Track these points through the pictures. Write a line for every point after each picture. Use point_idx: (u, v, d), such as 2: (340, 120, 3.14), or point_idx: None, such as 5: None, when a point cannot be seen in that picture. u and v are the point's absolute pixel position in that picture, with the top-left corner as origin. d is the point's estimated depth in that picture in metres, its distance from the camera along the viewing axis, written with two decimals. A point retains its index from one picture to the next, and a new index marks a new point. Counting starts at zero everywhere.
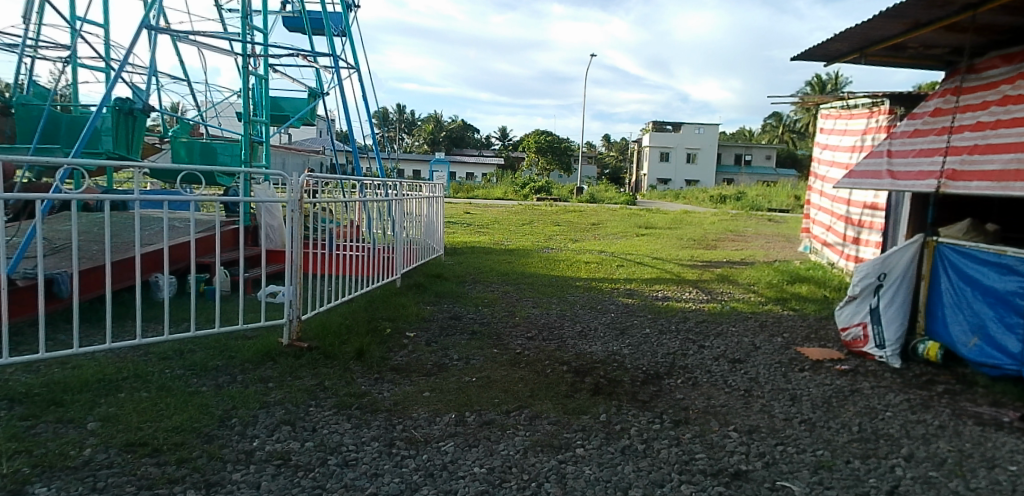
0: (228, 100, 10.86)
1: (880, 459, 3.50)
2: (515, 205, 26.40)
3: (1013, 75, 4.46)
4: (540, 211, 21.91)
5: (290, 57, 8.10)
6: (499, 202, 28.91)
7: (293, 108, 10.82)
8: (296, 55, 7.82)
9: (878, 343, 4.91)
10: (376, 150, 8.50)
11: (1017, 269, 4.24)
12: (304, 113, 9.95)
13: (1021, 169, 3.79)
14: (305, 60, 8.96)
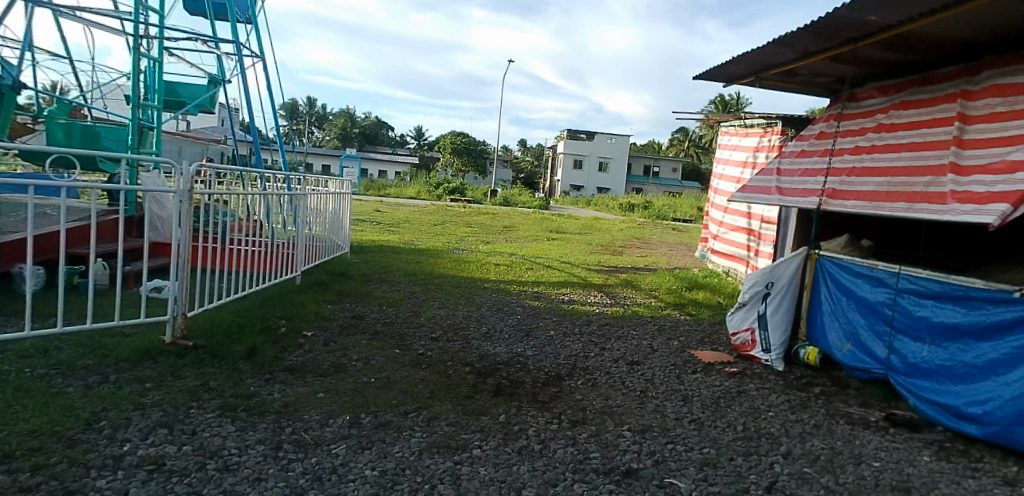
0: (117, 82, 10.12)
1: (760, 455, 3.79)
2: (432, 205, 26.34)
3: (887, 105, 4.89)
4: (454, 212, 21.95)
5: (190, 41, 7.66)
6: (415, 203, 28.68)
7: (191, 95, 10.24)
8: (195, 40, 7.39)
9: (764, 347, 5.23)
10: (279, 143, 8.02)
11: (886, 282, 4.65)
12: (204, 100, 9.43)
13: (891, 192, 4.19)
14: (207, 46, 8.49)
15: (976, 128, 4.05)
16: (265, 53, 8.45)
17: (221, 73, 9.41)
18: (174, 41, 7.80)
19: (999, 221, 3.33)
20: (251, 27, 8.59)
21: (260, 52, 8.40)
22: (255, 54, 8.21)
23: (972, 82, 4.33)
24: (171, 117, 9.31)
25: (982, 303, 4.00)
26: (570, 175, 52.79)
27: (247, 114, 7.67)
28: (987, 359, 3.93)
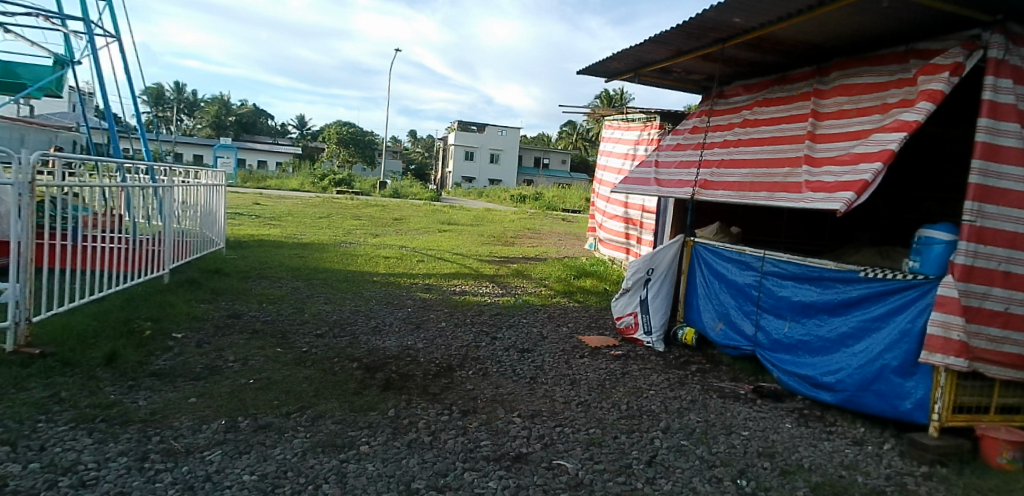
0: None
1: (642, 432, 4.06)
2: (320, 198, 25.40)
3: (751, 102, 5.30)
4: (342, 205, 21.29)
5: (28, 16, 6.86)
6: (302, 196, 27.52)
7: (33, 76, 9.17)
8: (36, 15, 6.63)
9: (646, 330, 5.55)
10: (143, 131, 7.41)
11: (753, 266, 5.05)
12: (47, 82, 8.47)
13: (755, 182, 4.56)
14: (51, 22, 7.63)
15: (826, 124, 4.49)
16: (121, 33, 7.75)
17: (68, 52, 8.50)
18: (9, 16, 6.95)
19: (845, 207, 3.72)
20: (104, 3, 7.83)
21: (116, 32, 7.68)
22: (111, 33, 7.51)
23: (822, 82, 4.78)
24: (8, 101, 8.29)
25: (833, 283, 4.45)
26: (460, 166, 53.33)
27: (102, 99, 7.01)
28: (837, 332, 4.40)
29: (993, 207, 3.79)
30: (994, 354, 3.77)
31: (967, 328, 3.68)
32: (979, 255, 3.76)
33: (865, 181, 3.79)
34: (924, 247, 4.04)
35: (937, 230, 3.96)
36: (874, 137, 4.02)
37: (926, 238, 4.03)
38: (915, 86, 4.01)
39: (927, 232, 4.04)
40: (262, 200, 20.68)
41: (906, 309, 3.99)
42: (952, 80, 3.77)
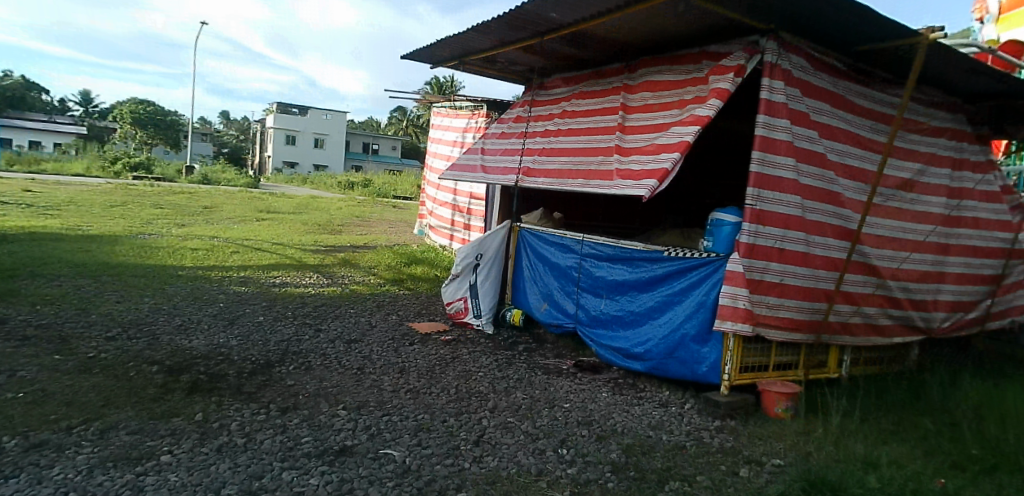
0: None
1: (470, 413, 4.18)
2: (113, 184, 22.61)
3: (570, 94, 5.63)
4: (145, 192, 19.19)
5: None
6: (96, 182, 24.33)
7: None
8: None
9: (476, 313, 5.75)
10: None
11: (573, 248, 5.38)
12: None
13: (573, 170, 4.89)
14: None
15: (635, 117, 4.88)
16: None
17: None
18: None
19: (648, 194, 4.10)
20: None
21: None
22: None
23: (631, 78, 5.17)
24: None
25: (641, 262, 4.87)
26: (279, 152, 50.68)
27: None
28: (645, 307, 4.84)
29: (769, 192, 4.39)
30: (772, 318, 4.38)
31: (750, 298, 4.27)
32: (759, 233, 4.34)
33: (665, 169, 4.19)
34: (715, 229, 4.60)
35: (726, 213, 4.54)
36: (673, 130, 4.47)
37: (717, 221, 4.59)
38: (707, 85, 4.50)
39: (717, 215, 4.59)
40: (39, 187, 17.96)
41: (701, 284, 4.49)
42: (735, 80, 4.29)
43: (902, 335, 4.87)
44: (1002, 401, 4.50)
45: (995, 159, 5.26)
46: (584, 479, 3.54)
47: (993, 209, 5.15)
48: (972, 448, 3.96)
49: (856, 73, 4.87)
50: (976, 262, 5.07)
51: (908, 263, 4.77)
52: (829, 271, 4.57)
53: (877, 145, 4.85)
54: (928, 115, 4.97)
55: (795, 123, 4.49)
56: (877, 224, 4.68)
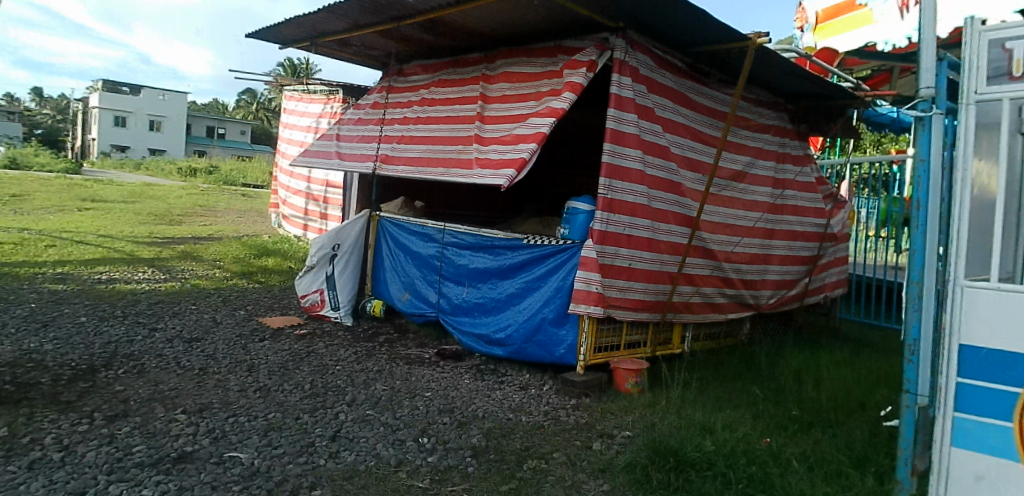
0: None
1: (327, 408, 4.06)
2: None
3: (428, 82, 5.60)
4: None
5: None
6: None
7: None
8: None
9: (333, 306, 5.70)
10: None
11: (434, 238, 5.37)
12: None
13: (432, 157, 4.92)
14: None
15: (493, 107, 4.94)
16: None
17: None
18: None
19: (507, 183, 4.21)
20: None
21: None
22: None
23: (490, 68, 5.21)
24: None
25: (501, 249, 4.95)
26: (107, 133, 46.40)
27: None
28: (506, 293, 4.93)
29: (619, 182, 4.60)
30: (622, 300, 4.64)
31: (603, 282, 4.50)
32: (610, 221, 4.56)
33: (523, 159, 4.32)
34: (571, 217, 4.77)
35: (580, 202, 4.74)
36: (530, 121, 4.58)
37: (572, 209, 4.77)
38: (562, 78, 4.65)
39: (573, 204, 4.78)
40: None
41: (558, 270, 4.66)
42: (588, 75, 4.48)
43: (735, 311, 5.37)
44: (816, 366, 5.13)
45: (811, 153, 5.93)
46: (444, 466, 3.57)
47: (810, 198, 5.79)
48: (793, 409, 4.47)
49: (695, 73, 5.22)
50: (796, 245, 5.67)
51: (739, 247, 5.24)
52: (673, 256, 4.89)
53: (712, 139, 5.24)
54: (757, 113, 5.47)
55: (641, 118, 4.74)
56: (714, 212, 5.09)
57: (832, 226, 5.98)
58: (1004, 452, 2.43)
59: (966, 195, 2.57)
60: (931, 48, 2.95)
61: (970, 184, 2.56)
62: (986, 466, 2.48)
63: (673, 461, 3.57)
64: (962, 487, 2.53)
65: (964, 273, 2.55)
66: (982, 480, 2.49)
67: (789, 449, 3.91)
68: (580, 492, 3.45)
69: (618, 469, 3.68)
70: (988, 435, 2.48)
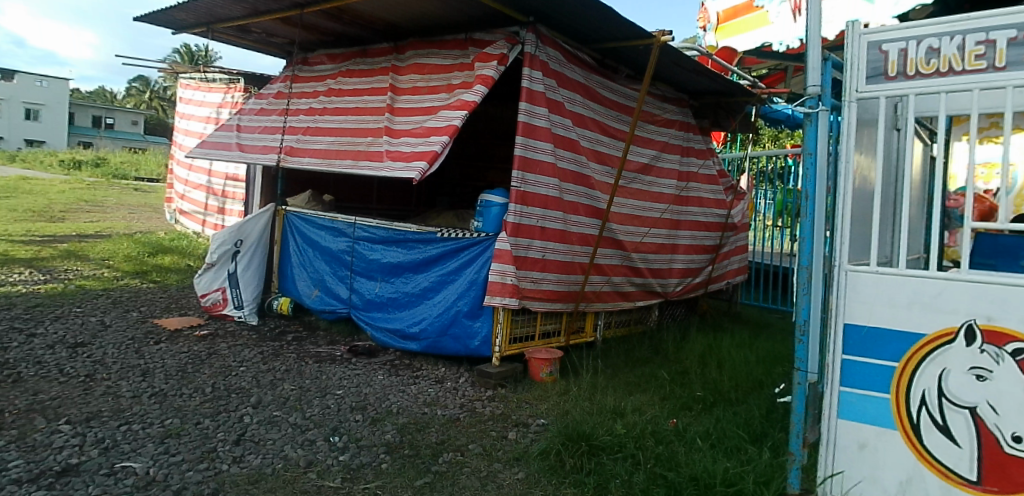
0: None
1: (230, 412, 3.89)
2: None
3: (335, 72, 5.46)
4: None
5: None
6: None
7: None
8: None
9: (236, 304, 5.46)
10: None
11: (345, 232, 5.25)
12: None
13: (338, 149, 4.83)
14: None
15: (403, 99, 4.87)
16: None
17: None
18: None
19: (418, 176, 4.18)
20: None
21: None
22: None
23: (399, 59, 5.13)
24: None
25: (415, 243, 4.89)
26: None
27: None
28: (420, 287, 4.88)
29: (532, 175, 4.64)
30: (536, 291, 4.70)
31: (517, 274, 4.54)
32: (523, 213, 4.60)
33: (435, 151, 4.29)
34: (484, 210, 4.76)
35: (493, 194, 4.74)
36: (441, 113, 4.54)
37: (485, 202, 4.75)
38: (473, 70, 4.63)
39: (486, 197, 4.77)
40: None
41: (472, 263, 4.66)
42: (498, 69, 4.48)
43: (643, 299, 5.57)
44: (718, 349, 5.40)
45: (712, 147, 6.23)
46: (357, 464, 3.51)
47: (712, 190, 6.07)
48: (697, 390, 4.69)
49: (604, 69, 5.34)
50: (700, 235, 5.96)
51: (647, 237, 5.43)
52: (584, 247, 4.99)
53: (619, 133, 5.40)
54: (662, 109, 5.67)
55: (552, 112, 4.79)
56: (622, 204, 5.25)
57: (733, 217, 6.29)
58: (883, 420, 2.89)
59: (850, 189, 3.00)
60: (814, 43, 3.06)
61: (850, 177, 2.99)
62: (867, 434, 2.93)
63: (586, 445, 3.70)
64: (847, 453, 2.99)
65: (848, 259, 3.01)
66: (864, 447, 2.94)
67: (693, 428, 4.10)
68: (496, 483, 3.48)
69: (532, 457, 3.76)
70: (869, 407, 2.92)
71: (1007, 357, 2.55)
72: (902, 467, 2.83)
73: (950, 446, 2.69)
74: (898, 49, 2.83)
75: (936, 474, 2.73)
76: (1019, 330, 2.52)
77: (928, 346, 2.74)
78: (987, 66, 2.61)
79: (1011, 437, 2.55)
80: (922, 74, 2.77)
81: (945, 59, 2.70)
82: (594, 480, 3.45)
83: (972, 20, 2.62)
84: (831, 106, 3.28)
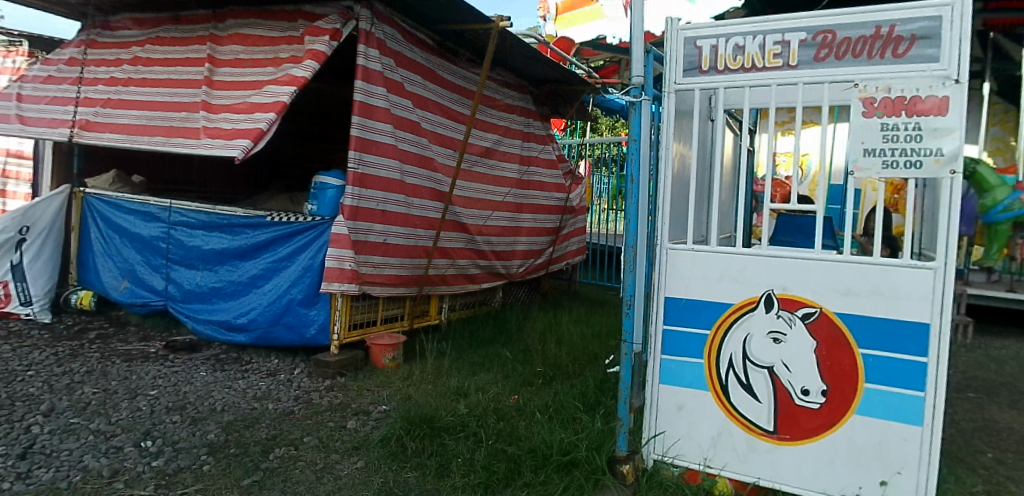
0: None
1: (14, 423, 3.41)
2: None
3: (142, 39, 4.95)
4: None
5: None
6: None
7: None
8: None
9: (22, 301, 4.88)
10: None
11: (159, 216, 4.83)
12: None
13: (148, 124, 4.52)
14: None
15: (222, 71, 4.55)
16: None
17: None
18: None
19: (241, 154, 3.94)
20: None
21: None
22: None
23: (218, 28, 4.72)
24: None
25: (242, 228, 4.57)
26: None
27: None
28: (248, 275, 4.58)
29: (371, 156, 4.46)
30: (377, 277, 4.58)
31: (356, 259, 4.39)
32: (362, 196, 4.42)
33: (260, 129, 4.03)
34: (319, 192, 4.54)
35: (329, 176, 4.53)
36: (267, 88, 4.26)
37: (320, 184, 4.54)
38: (303, 45, 4.37)
39: (321, 179, 4.55)
40: None
41: (306, 248, 4.43)
42: (331, 44, 4.26)
43: (488, 281, 5.68)
44: (557, 326, 5.64)
45: (552, 133, 6.46)
46: (173, 468, 3.21)
47: (552, 174, 6.31)
48: (537, 366, 4.85)
49: (444, 51, 5.29)
50: (542, 218, 6.18)
51: (490, 220, 5.52)
52: (427, 230, 4.94)
53: (460, 116, 5.41)
54: (502, 94, 5.76)
55: (391, 92, 4.64)
56: (465, 187, 5.28)
57: (571, 200, 6.59)
58: (698, 383, 3.14)
59: (669, 172, 3.24)
60: (638, 39, 3.22)
61: (668, 163, 3.23)
62: (684, 396, 3.18)
63: (427, 428, 3.65)
64: (668, 415, 3.22)
65: (668, 238, 3.23)
66: (682, 408, 3.19)
67: (532, 403, 4.23)
68: (332, 474, 3.36)
69: (372, 445, 3.65)
70: (688, 372, 3.17)
71: (798, 321, 2.90)
72: (713, 424, 3.11)
73: (752, 402, 3.01)
74: (710, 46, 3.05)
75: (741, 428, 3.04)
76: (808, 297, 2.88)
77: (736, 313, 3.04)
78: (783, 64, 2.89)
79: (801, 390, 2.90)
80: (729, 69, 3.02)
81: (749, 56, 2.96)
82: (435, 462, 3.44)
83: (771, 22, 2.89)
84: (651, 96, 3.41)
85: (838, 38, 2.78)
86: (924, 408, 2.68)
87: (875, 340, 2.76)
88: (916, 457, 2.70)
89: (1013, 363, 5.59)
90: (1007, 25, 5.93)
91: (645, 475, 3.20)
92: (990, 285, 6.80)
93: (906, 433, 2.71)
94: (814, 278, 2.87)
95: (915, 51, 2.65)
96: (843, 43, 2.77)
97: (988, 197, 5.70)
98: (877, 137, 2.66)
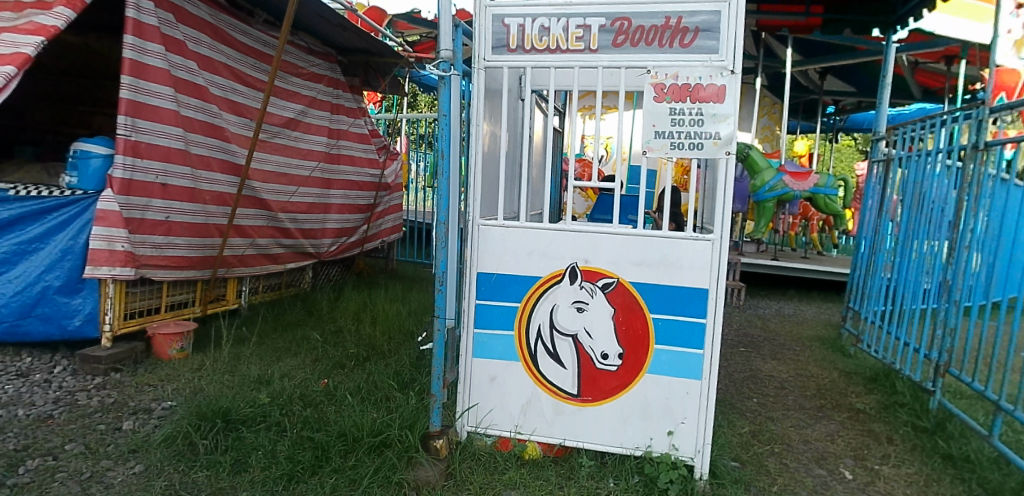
0: None
1: None
2: None
3: None
4: None
5: None
6: None
7: None
8: None
9: None
10: None
11: None
12: None
13: None
14: None
15: None
16: None
17: None
18: None
19: None
20: None
21: None
22: None
23: None
24: None
25: None
26: None
27: None
28: None
29: (145, 123, 3.94)
30: (159, 259, 4.11)
31: (130, 239, 3.89)
32: (137, 168, 3.91)
33: None
34: (79, 162, 3.94)
35: (92, 143, 3.94)
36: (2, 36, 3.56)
37: (81, 152, 3.93)
38: None
39: (81, 146, 3.94)
40: None
41: (63, 228, 3.84)
42: None
43: (294, 260, 5.45)
44: (371, 305, 5.51)
45: (364, 107, 6.25)
46: None
47: (364, 148, 6.10)
48: (350, 347, 4.65)
49: (235, 9, 4.83)
50: (353, 194, 5.98)
51: (295, 196, 5.23)
52: (218, 206, 4.53)
53: (257, 83, 5.01)
54: (306, 61, 5.43)
55: (169, 50, 4.12)
56: (265, 159, 4.91)
57: (388, 177, 6.48)
58: (506, 354, 3.22)
59: (479, 149, 3.21)
60: (443, 12, 3.04)
61: (480, 140, 3.19)
62: (496, 368, 3.24)
63: (221, 421, 3.31)
64: (480, 388, 3.27)
65: (479, 214, 3.21)
66: (493, 380, 3.25)
67: (343, 385, 4.03)
68: (102, 484, 2.93)
69: (153, 446, 3.23)
70: (496, 344, 3.23)
71: (599, 292, 3.07)
72: (523, 392, 3.22)
73: (558, 368, 3.15)
74: (518, 24, 3.06)
75: (548, 394, 3.18)
76: (607, 269, 3.05)
77: (542, 287, 3.14)
78: (585, 48, 3.00)
79: (601, 355, 3.09)
80: (536, 49, 3.06)
81: (553, 38, 3.02)
82: (230, 458, 3.12)
83: (573, 6, 2.97)
84: (463, 71, 3.23)
85: (632, 25, 2.93)
86: (702, 364, 2.98)
87: (664, 305, 3.00)
88: (696, 408, 3.02)
89: (773, 319, 6.58)
90: (773, 26, 6.78)
91: (458, 448, 3.22)
92: (759, 254, 7.87)
93: (688, 387, 3.01)
94: (611, 250, 3.04)
95: (698, 42, 2.87)
96: (638, 30, 2.93)
97: (758, 178, 6.99)
98: (667, 121, 2.89)
